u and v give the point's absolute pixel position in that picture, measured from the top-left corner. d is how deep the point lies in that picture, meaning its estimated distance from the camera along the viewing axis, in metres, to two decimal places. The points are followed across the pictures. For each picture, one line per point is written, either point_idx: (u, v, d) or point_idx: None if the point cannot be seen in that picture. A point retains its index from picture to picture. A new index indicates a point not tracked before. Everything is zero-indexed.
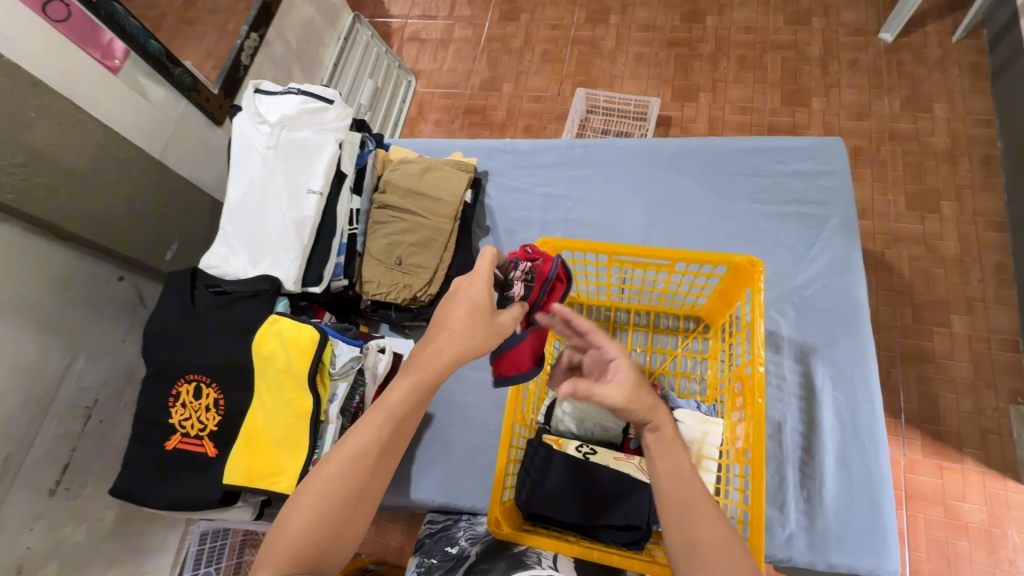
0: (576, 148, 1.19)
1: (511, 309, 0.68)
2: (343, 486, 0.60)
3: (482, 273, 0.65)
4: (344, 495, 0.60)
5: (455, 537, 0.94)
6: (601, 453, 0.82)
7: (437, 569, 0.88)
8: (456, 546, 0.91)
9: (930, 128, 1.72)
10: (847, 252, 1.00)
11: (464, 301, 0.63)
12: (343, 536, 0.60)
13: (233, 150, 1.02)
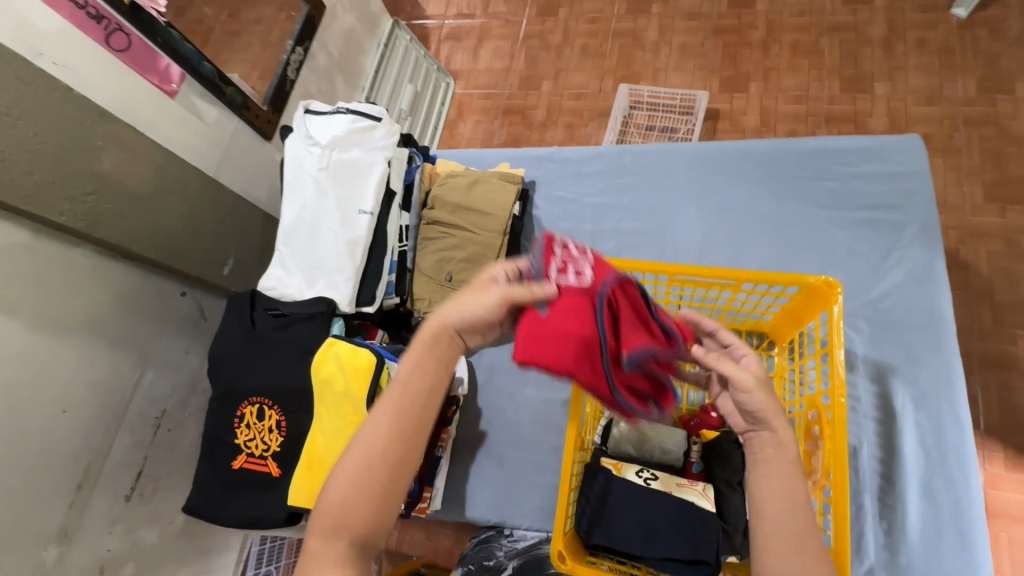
0: (626, 154, 1.15)
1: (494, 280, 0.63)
2: (374, 448, 0.56)
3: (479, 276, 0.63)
4: (377, 458, 0.56)
5: (494, 550, 0.95)
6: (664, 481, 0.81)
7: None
8: (495, 559, 0.93)
9: (1011, 111, 1.58)
10: (929, 261, 0.92)
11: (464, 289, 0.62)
12: (383, 504, 0.55)
13: (287, 172, 1.04)
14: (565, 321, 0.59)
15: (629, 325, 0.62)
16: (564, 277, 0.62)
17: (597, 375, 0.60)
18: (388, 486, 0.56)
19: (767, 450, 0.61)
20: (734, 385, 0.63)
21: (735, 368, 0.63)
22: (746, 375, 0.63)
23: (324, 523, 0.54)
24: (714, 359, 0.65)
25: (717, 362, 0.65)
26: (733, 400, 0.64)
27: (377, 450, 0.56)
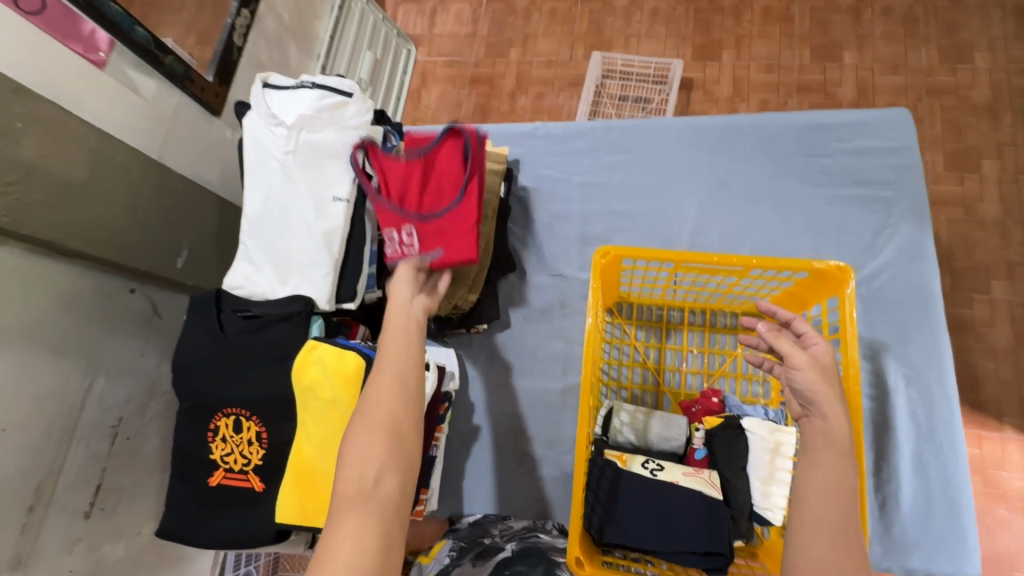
0: (615, 130, 1.10)
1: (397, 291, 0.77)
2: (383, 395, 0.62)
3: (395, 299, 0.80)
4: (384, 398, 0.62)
5: (490, 529, 0.89)
6: (670, 470, 0.79)
7: (466, 555, 0.82)
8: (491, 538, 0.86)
9: (971, 81, 1.61)
10: (919, 238, 0.93)
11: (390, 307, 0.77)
12: (402, 437, 0.60)
13: (247, 155, 0.93)
14: (444, 233, 0.87)
15: (430, 176, 0.92)
16: (410, 248, 0.88)
17: (464, 194, 0.89)
18: (397, 423, 0.61)
19: (816, 439, 0.61)
20: (788, 366, 0.65)
21: (790, 350, 0.64)
22: (798, 359, 0.64)
23: (348, 464, 0.57)
24: (772, 338, 0.67)
25: (775, 341, 0.66)
26: (787, 382, 0.66)
27: (380, 396, 0.62)
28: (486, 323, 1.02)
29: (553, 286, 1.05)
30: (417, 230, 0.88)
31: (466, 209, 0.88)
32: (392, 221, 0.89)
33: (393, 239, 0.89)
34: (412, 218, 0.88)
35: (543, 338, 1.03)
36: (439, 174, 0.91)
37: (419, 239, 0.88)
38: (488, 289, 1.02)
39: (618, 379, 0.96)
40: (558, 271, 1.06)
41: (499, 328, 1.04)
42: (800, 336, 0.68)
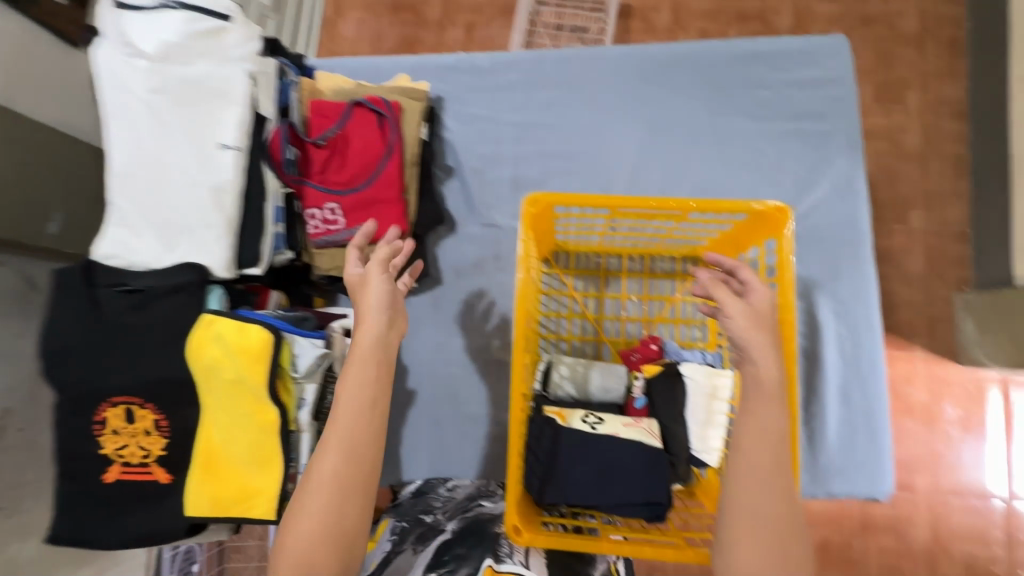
0: (546, 61, 0.99)
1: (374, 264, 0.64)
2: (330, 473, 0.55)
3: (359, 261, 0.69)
4: (341, 421, 0.57)
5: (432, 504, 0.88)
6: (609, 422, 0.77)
7: (407, 539, 0.81)
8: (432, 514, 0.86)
9: (902, 8, 1.59)
10: (852, 173, 0.92)
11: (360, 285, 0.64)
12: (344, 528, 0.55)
13: (103, 94, 0.77)
14: (370, 206, 0.87)
15: (344, 152, 0.88)
16: (338, 224, 0.86)
17: (383, 162, 0.87)
18: (341, 511, 0.55)
19: (749, 387, 0.59)
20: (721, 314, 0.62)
21: (727, 298, 0.61)
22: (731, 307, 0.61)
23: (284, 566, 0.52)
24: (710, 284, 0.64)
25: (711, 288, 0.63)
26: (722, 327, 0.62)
27: (321, 475, 0.55)
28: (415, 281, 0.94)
29: (486, 237, 0.97)
30: (340, 205, 0.86)
31: (386, 178, 0.87)
32: (313, 201, 0.86)
33: (317, 219, 0.86)
34: (334, 193, 0.86)
35: (478, 293, 0.96)
36: (348, 145, 0.88)
37: (344, 214, 0.86)
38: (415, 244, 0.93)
39: (557, 331, 0.92)
40: (490, 220, 0.98)
41: (430, 284, 0.97)
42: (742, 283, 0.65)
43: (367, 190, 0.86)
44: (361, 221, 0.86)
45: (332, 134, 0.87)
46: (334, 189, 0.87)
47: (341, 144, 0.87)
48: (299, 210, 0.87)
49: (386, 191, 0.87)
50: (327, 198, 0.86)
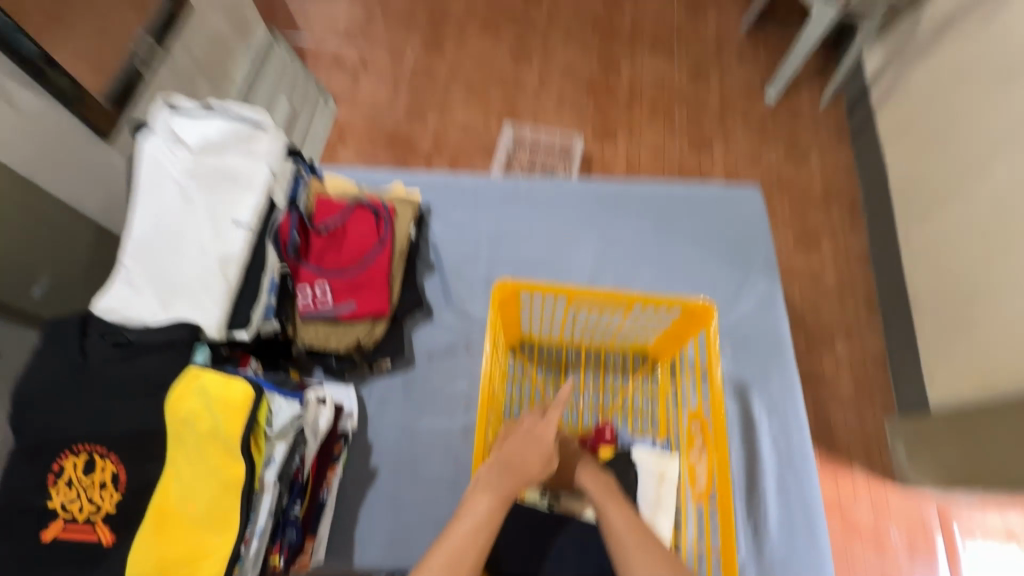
0: (522, 186, 1.19)
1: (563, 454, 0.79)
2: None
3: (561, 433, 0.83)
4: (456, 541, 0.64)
5: None
6: (564, 501, 0.88)
7: None
8: None
9: (809, 177, 1.99)
10: (772, 291, 1.10)
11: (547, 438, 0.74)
12: None
13: (142, 174, 0.89)
14: (359, 289, 0.98)
15: (342, 242, 1.00)
16: (326, 301, 0.96)
17: (377, 252, 1.00)
18: None
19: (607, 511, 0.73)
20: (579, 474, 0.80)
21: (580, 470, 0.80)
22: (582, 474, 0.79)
23: None
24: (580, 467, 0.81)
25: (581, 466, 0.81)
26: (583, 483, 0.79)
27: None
28: (390, 359, 1.01)
29: (461, 326, 1.07)
30: (330, 285, 0.97)
31: (377, 264, 0.99)
32: (307, 279, 0.96)
33: (307, 295, 0.96)
34: (326, 275, 0.97)
35: (448, 376, 1.03)
36: (347, 235, 1.01)
37: (333, 292, 0.97)
38: (394, 325, 1.02)
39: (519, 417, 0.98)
40: (465, 311, 1.09)
41: (403, 366, 1.03)
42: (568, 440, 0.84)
43: (357, 273, 0.98)
44: (347, 300, 0.97)
45: (335, 225, 1.01)
46: (327, 270, 0.98)
47: (341, 234, 1.01)
48: (291, 287, 0.97)
49: (374, 275, 0.99)
50: (320, 277, 0.97)
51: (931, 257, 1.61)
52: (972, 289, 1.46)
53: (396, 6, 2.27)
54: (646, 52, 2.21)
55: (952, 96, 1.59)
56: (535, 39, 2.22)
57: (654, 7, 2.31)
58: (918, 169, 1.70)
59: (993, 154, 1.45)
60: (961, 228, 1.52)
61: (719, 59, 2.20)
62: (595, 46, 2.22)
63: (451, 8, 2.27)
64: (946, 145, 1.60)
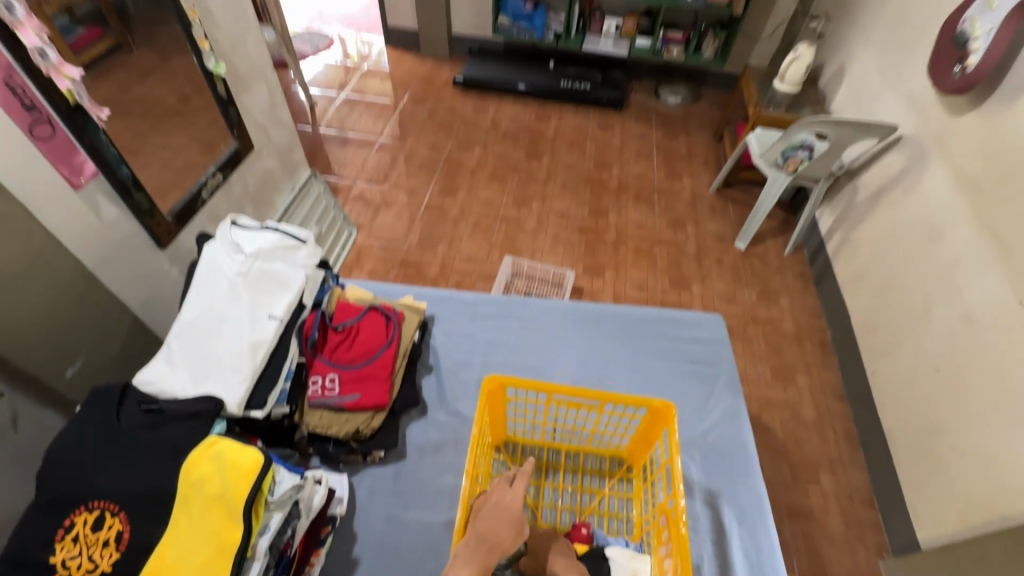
0: (515, 303, 1.37)
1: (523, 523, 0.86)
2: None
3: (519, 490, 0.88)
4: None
5: None
6: None
7: None
8: None
9: (780, 316, 2.19)
10: (736, 405, 1.22)
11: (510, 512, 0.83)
12: None
13: (200, 271, 1.08)
14: (363, 382, 1.10)
15: (354, 339, 1.15)
16: (332, 390, 1.08)
17: (383, 349, 1.14)
18: None
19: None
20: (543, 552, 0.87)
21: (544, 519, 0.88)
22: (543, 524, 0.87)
23: None
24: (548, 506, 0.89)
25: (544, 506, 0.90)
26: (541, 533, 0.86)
27: None
28: (383, 450, 1.09)
29: (452, 423, 1.17)
30: (339, 376, 1.09)
31: (382, 361, 1.13)
32: (318, 370, 1.10)
33: (316, 384, 1.08)
34: (336, 366, 1.10)
35: (436, 471, 1.10)
36: (358, 333, 1.16)
37: (339, 382, 1.09)
38: (391, 418, 1.12)
39: None
40: (457, 410, 1.19)
41: (395, 458, 1.11)
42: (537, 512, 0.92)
43: (363, 368, 1.11)
44: (351, 391, 1.08)
45: (349, 324, 1.16)
46: (337, 363, 1.11)
47: (353, 332, 1.15)
48: (304, 377, 1.10)
49: (378, 370, 1.12)
50: (330, 369, 1.10)
51: (896, 392, 1.73)
52: (934, 423, 1.55)
53: (420, 159, 2.70)
54: (631, 205, 2.58)
55: (891, 250, 1.85)
56: (536, 189, 2.61)
57: (637, 170, 2.74)
58: (874, 312, 1.90)
59: (928, 301, 1.65)
60: (916, 365, 1.65)
61: (694, 213, 2.56)
62: (587, 197, 2.59)
63: (466, 162, 2.71)
64: (892, 291, 1.82)
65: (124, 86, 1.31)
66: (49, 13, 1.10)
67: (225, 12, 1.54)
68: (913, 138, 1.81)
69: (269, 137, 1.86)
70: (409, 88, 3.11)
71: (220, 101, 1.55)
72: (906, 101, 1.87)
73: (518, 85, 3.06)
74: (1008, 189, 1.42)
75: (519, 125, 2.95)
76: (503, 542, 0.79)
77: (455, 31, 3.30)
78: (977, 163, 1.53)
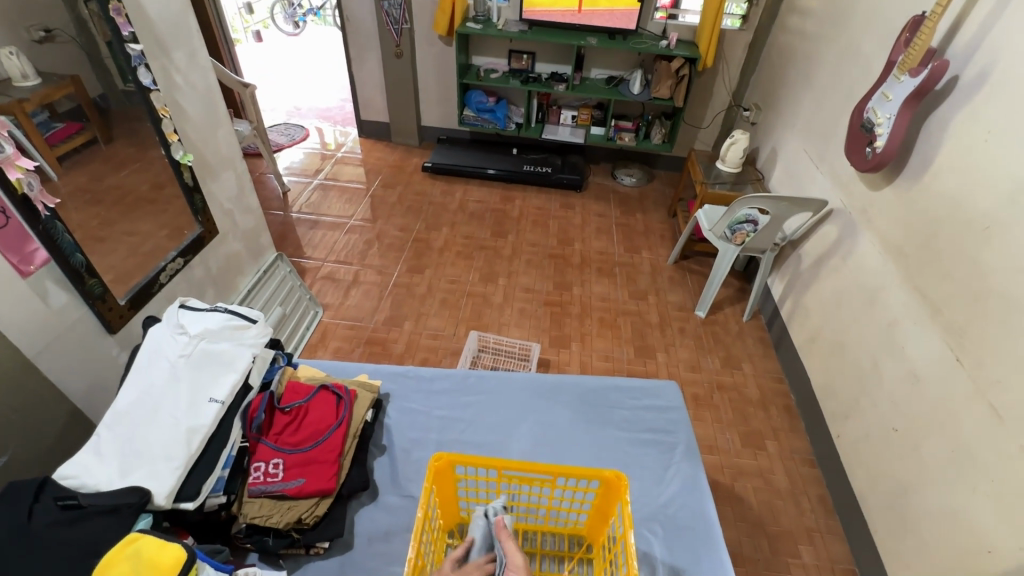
0: (471, 377, 1.37)
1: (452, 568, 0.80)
2: None
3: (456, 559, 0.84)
4: None
5: None
6: None
7: None
8: None
9: (744, 381, 2.22)
10: (695, 474, 1.20)
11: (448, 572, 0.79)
12: None
13: (141, 355, 1.07)
14: (309, 466, 1.06)
15: (302, 420, 1.12)
16: (273, 475, 1.04)
17: (332, 430, 1.11)
18: None
19: None
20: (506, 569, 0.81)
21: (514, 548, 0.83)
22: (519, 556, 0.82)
23: None
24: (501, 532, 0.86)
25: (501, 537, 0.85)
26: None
27: None
28: (327, 541, 1.02)
29: (405, 506, 1.11)
30: (284, 460, 1.06)
31: (329, 444, 1.09)
32: (261, 455, 1.06)
33: (258, 470, 1.04)
34: (281, 451, 1.07)
35: (385, 561, 1.03)
36: (306, 415, 1.13)
37: (282, 467, 1.05)
38: (337, 504, 1.07)
39: None
40: (409, 492, 1.14)
41: (341, 548, 1.04)
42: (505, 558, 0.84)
43: (309, 450, 1.07)
44: (295, 475, 1.04)
45: (296, 405, 1.14)
46: (281, 446, 1.08)
47: (300, 413, 1.13)
48: (245, 463, 1.06)
49: (325, 453, 1.08)
50: (274, 453, 1.07)
51: (860, 455, 1.73)
52: (901, 486, 1.53)
53: (389, 240, 2.78)
54: (594, 278, 2.67)
55: (837, 314, 1.94)
56: (501, 265, 2.68)
57: (598, 246, 2.87)
58: (830, 374, 1.94)
59: (876, 361, 1.71)
60: (875, 426, 1.67)
61: (654, 284, 2.66)
62: (551, 272, 2.68)
63: (433, 242, 2.79)
64: (843, 353, 1.88)
65: (101, 175, 1.37)
66: (26, 109, 1.15)
67: (197, 109, 1.64)
68: (843, 211, 1.97)
69: (236, 221, 1.91)
70: (380, 174, 3.26)
71: (185, 188, 1.60)
72: (831, 178, 2.05)
73: (485, 170, 3.24)
74: (929, 253, 1.53)
75: (485, 206, 3.09)
76: None
77: (425, 123, 3.54)
78: (900, 231, 1.66)
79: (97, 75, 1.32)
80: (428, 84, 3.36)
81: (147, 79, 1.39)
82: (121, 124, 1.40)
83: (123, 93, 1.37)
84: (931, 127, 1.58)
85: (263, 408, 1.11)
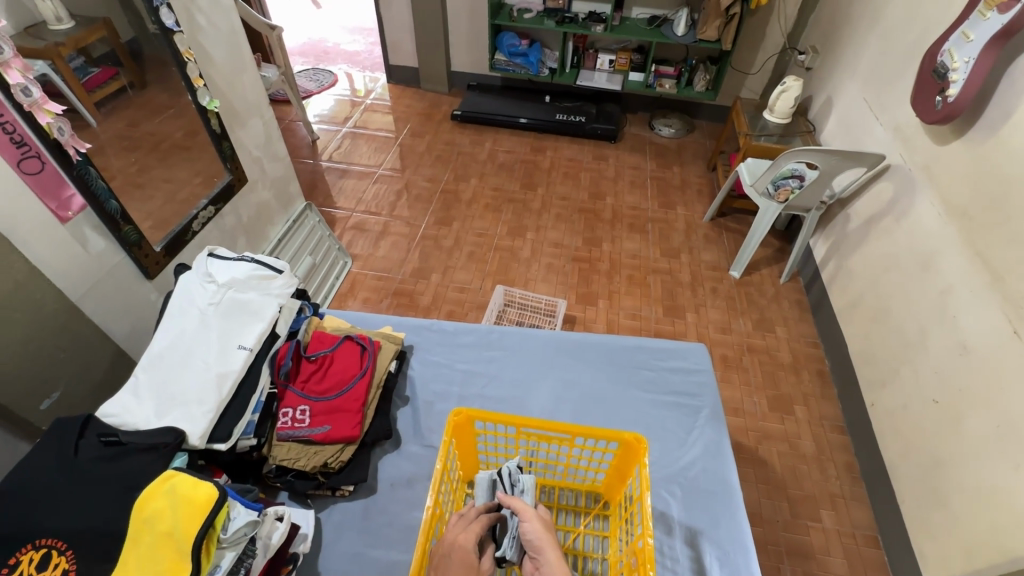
0: (494, 332, 1.36)
1: (468, 526, 0.82)
2: None
3: (473, 511, 0.86)
4: None
5: None
6: (529, 538, 0.81)
7: None
8: None
9: (776, 345, 2.16)
10: (719, 439, 1.18)
11: (474, 529, 0.82)
12: None
13: (174, 302, 1.11)
14: (335, 414, 1.09)
15: (328, 369, 1.15)
16: (300, 421, 1.07)
17: (357, 380, 1.13)
18: None
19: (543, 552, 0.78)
20: (522, 518, 0.82)
21: (522, 505, 0.84)
22: (529, 513, 0.83)
23: None
24: (506, 497, 0.86)
25: (507, 500, 0.85)
26: (519, 536, 0.82)
27: None
28: (352, 484, 1.06)
29: (426, 456, 1.14)
30: (310, 408, 1.09)
31: (353, 394, 1.12)
32: (289, 400, 1.10)
33: (286, 415, 1.08)
34: (308, 398, 1.10)
35: (407, 506, 1.07)
36: (332, 365, 1.15)
37: (309, 414, 1.08)
38: (362, 451, 1.10)
39: None
40: (430, 442, 1.16)
41: (365, 492, 1.08)
42: (517, 512, 0.84)
43: (334, 399, 1.10)
44: (320, 421, 1.08)
45: (320, 355, 1.16)
46: (307, 393, 1.11)
47: (324, 363, 1.15)
48: (274, 407, 1.09)
49: (350, 401, 1.11)
50: (301, 401, 1.10)
51: (894, 425, 1.67)
52: (936, 458, 1.48)
53: (417, 190, 2.74)
54: (625, 234, 2.58)
55: (884, 278, 1.83)
56: (531, 219, 2.62)
57: (630, 200, 2.76)
58: (870, 342, 1.86)
59: (922, 332, 1.61)
60: (913, 398, 1.60)
61: (688, 242, 2.55)
62: (581, 227, 2.61)
63: (462, 194, 2.74)
64: (885, 319, 1.79)
65: (136, 122, 1.37)
66: (63, 54, 1.14)
67: (221, 53, 1.59)
68: (902, 167, 1.81)
69: (264, 170, 1.90)
70: (409, 123, 3.18)
71: (213, 135, 1.58)
72: (892, 130, 1.88)
73: (517, 119, 3.12)
74: (996, 215, 1.40)
75: (515, 157, 3.00)
76: (464, 557, 0.77)
77: (454, 68, 3.40)
78: (962, 191, 1.52)
79: (129, 18, 1.28)
80: (459, 27, 3.20)
81: (169, 20, 1.34)
82: (152, 70, 1.38)
83: (150, 35, 1.33)
84: (1015, 72, 1.40)
85: (290, 357, 1.13)
